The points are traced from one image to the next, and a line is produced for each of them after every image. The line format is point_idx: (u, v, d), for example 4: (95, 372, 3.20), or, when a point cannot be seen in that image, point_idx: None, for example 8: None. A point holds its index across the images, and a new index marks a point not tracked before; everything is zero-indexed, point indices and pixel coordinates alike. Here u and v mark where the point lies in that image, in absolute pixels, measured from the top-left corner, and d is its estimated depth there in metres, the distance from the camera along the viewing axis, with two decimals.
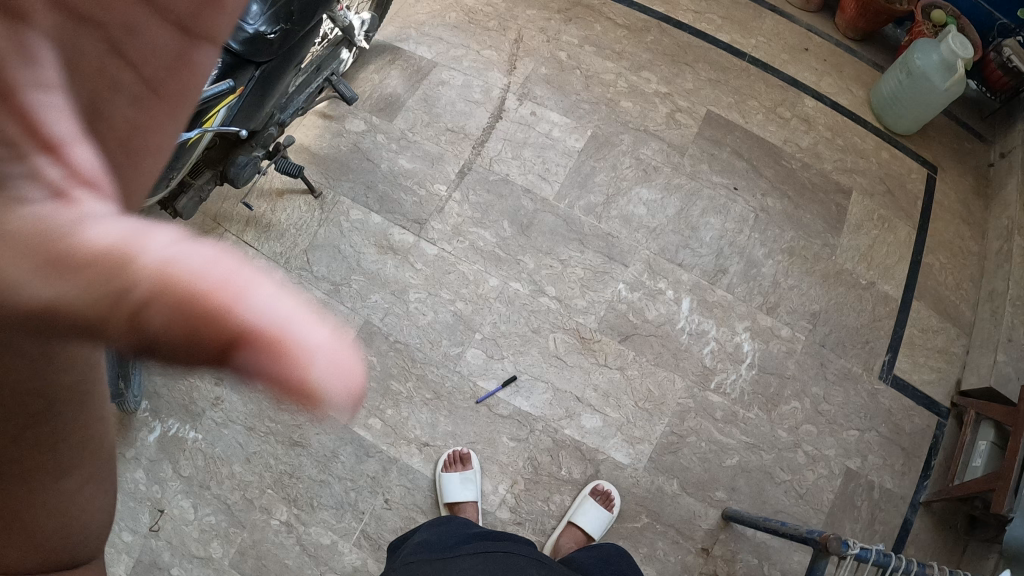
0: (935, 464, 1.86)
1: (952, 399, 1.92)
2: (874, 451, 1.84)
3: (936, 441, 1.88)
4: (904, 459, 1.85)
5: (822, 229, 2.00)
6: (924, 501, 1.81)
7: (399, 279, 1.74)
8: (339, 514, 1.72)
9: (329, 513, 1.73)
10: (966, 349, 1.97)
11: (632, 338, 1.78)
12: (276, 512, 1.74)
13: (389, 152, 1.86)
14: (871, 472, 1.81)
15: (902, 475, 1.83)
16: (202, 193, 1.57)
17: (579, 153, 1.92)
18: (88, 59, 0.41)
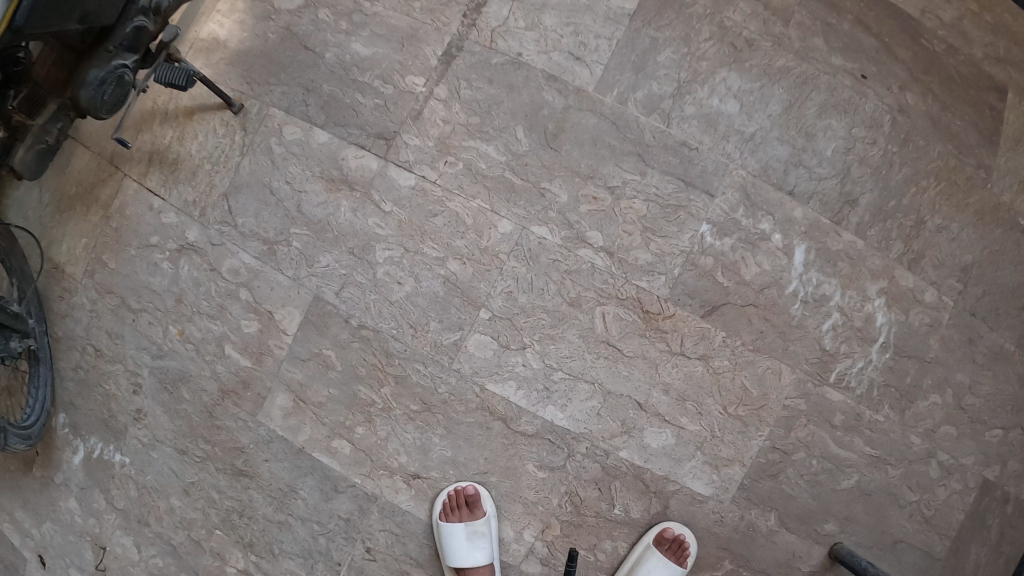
0: None
1: None
2: (1017, 455, 1.28)
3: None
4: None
5: (976, 142, 1.34)
6: None
7: (363, 232, 1.13)
8: (308, 565, 1.20)
9: (295, 562, 1.20)
10: None
11: (722, 310, 1.15)
12: (231, 557, 1.23)
13: (333, 32, 1.15)
14: (1009, 482, 1.28)
15: None
16: (49, 137, 1.10)
17: (633, 18, 1.12)
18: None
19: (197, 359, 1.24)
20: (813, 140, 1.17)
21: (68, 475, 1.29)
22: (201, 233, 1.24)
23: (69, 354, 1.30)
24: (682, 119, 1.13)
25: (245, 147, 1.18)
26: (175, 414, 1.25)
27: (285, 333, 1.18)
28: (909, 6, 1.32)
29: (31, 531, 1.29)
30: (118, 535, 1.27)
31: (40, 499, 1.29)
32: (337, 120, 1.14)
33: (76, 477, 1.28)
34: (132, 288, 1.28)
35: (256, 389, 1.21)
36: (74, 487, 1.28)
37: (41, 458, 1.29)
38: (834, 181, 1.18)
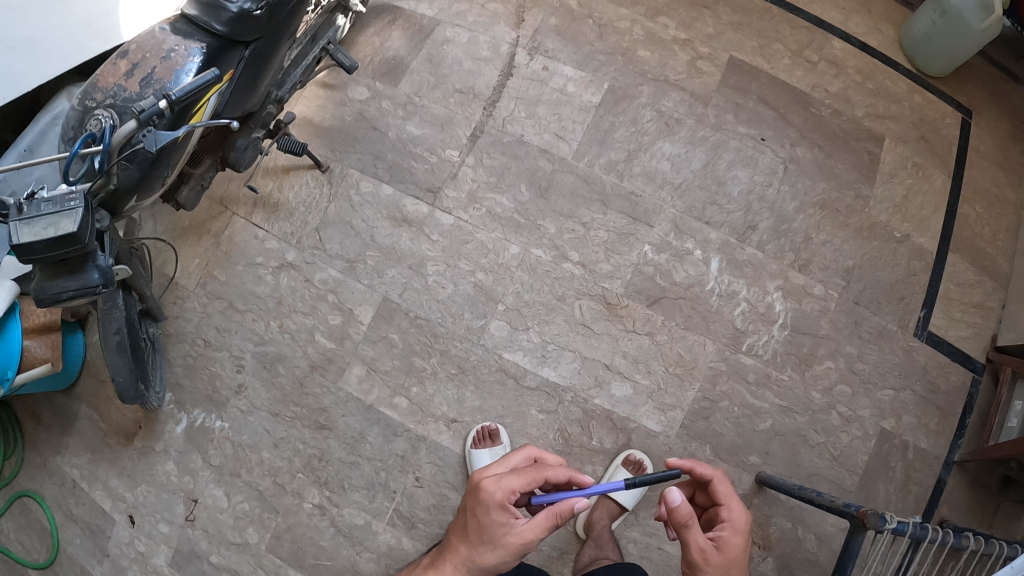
0: (970, 423, 1.79)
1: (987, 355, 1.85)
2: (909, 411, 1.78)
3: (972, 398, 1.81)
4: (940, 418, 1.79)
5: (855, 179, 1.90)
6: (958, 460, 1.76)
7: (415, 253, 1.72)
8: (371, 494, 1.68)
9: (361, 493, 1.68)
10: (1003, 303, 1.89)
11: (660, 302, 1.71)
12: (308, 495, 1.69)
13: (396, 118, 1.79)
14: (905, 432, 1.77)
15: (937, 435, 1.78)
16: (203, 181, 1.61)
17: (597, 108, 1.79)
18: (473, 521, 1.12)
19: (293, 343, 1.75)
20: (718, 187, 1.79)
21: (168, 444, 1.76)
22: (298, 256, 1.77)
23: (178, 346, 1.80)
24: (631, 176, 1.77)
25: (333, 196, 1.76)
26: (271, 386, 1.75)
27: (361, 322, 1.72)
28: (802, 85, 1.89)
29: (124, 496, 1.75)
30: (210, 488, 1.72)
31: (138, 466, 1.76)
32: (399, 179, 1.75)
33: (175, 444, 1.76)
34: (238, 295, 1.80)
35: (338, 363, 1.73)
36: (173, 453, 1.75)
37: (142, 432, 1.78)
38: (739, 213, 1.79)
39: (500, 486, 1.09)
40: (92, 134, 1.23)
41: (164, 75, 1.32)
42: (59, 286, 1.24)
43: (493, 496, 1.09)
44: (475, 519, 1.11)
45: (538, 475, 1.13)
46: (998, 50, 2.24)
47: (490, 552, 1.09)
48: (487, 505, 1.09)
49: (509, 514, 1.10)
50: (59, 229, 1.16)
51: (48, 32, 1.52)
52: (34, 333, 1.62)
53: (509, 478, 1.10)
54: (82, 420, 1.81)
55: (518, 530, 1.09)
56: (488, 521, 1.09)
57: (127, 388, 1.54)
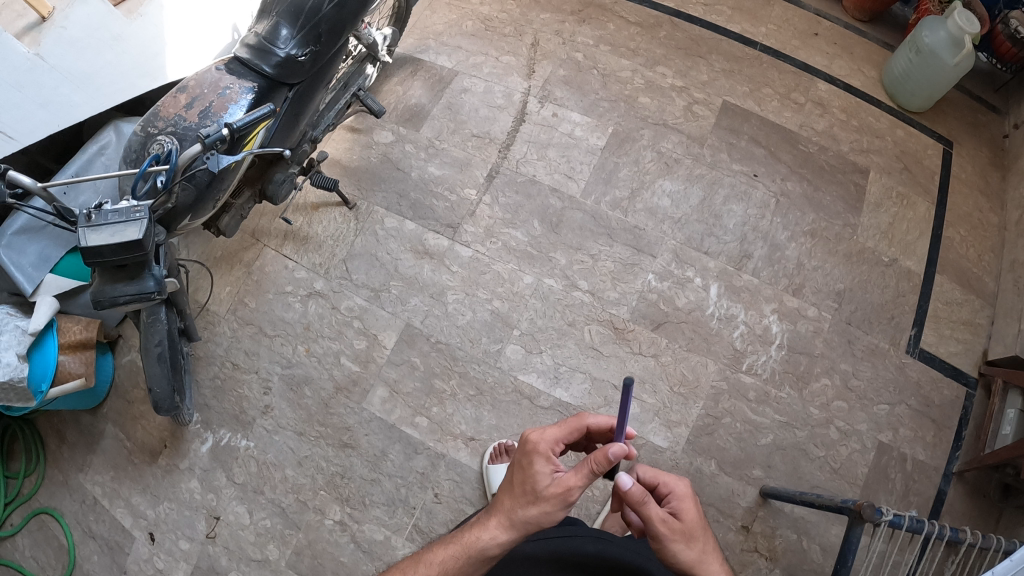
0: (966, 435, 1.88)
1: (979, 369, 1.95)
2: (905, 424, 1.88)
3: (967, 411, 1.90)
4: (935, 431, 1.88)
5: (842, 210, 2.06)
6: (957, 471, 1.83)
7: (437, 283, 1.88)
8: (391, 510, 1.74)
9: (381, 510, 1.75)
10: (992, 319, 2.00)
11: (664, 325, 1.85)
12: (330, 511, 1.76)
13: (418, 160, 2.01)
14: (903, 445, 1.86)
15: (934, 446, 1.86)
16: (242, 211, 1.79)
17: (602, 150, 2.02)
18: (514, 478, 1.07)
19: (319, 366, 1.87)
20: (716, 221, 1.97)
21: (193, 462, 1.84)
22: (326, 286, 1.92)
23: (207, 368, 1.90)
24: (635, 212, 1.96)
25: (359, 230, 1.95)
26: (299, 407, 1.85)
27: (385, 347, 1.85)
28: (790, 125, 2.13)
29: (146, 513, 1.81)
30: (234, 504, 1.79)
31: (162, 483, 1.83)
32: (422, 216, 1.95)
33: (201, 462, 1.84)
34: (268, 320, 1.92)
35: (363, 386, 1.84)
36: (198, 471, 1.83)
37: (168, 451, 1.86)
38: (735, 243, 1.95)
39: (543, 436, 1.06)
40: (157, 157, 1.47)
41: (219, 108, 1.58)
42: (119, 289, 1.47)
43: (538, 446, 1.05)
44: (520, 471, 1.05)
45: (579, 427, 1.13)
46: (975, 86, 2.42)
47: (532, 506, 1.03)
48: (532, 453, 1.05)
49: (553, 464, 1.05)
50: (125, 236, 1.38)
51: (103, 68, 1.91)
52: (71, 349, 1.79)
53: (549, 429, 1.08)
54: (108, 438, 1.90)
55: (560, 480, 1.04)
56: (531, 473, 1.04)
57: (163, 399, 1.65)
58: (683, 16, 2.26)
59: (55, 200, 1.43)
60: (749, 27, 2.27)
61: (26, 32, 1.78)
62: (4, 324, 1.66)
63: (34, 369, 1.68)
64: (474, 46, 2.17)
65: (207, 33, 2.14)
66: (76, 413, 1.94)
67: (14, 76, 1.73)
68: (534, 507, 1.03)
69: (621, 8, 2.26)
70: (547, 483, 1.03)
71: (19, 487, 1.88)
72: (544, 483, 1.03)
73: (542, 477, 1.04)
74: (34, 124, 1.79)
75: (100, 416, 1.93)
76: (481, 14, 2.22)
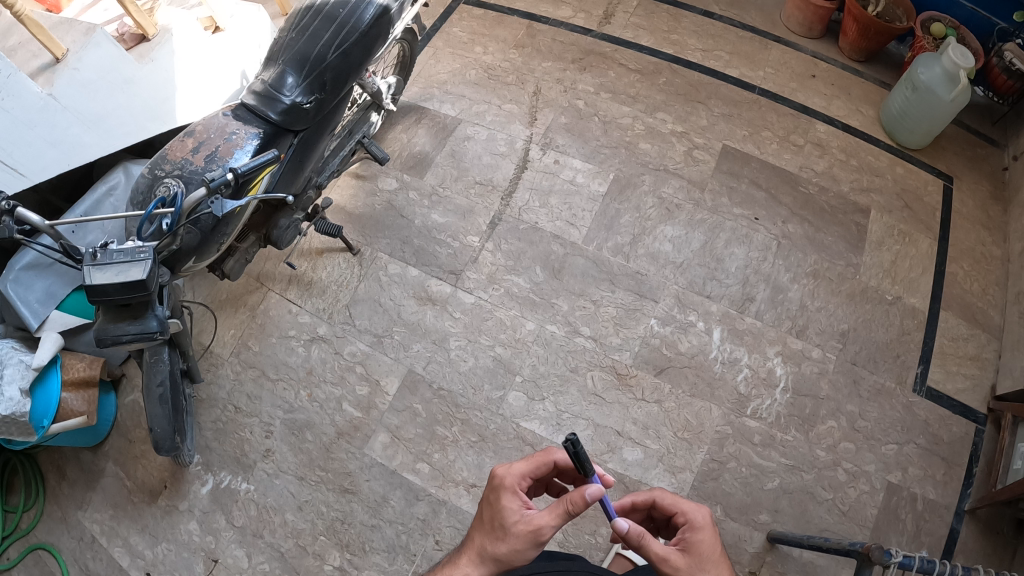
0: (977, 470, 1.81)
1: (988, 404, 1.89)
2: (914, 463, 1.81)
3: (977, 447, 1.84)
4: (946, 468, 1.81)
5: (844, 250, 2.07)
6: (969, 508, 1.75)
7: (439, 329, 1.91)
8: (391, 557, 1.67)
9: (381, 556, 1.67)
10: (999, 353, 1.96)
11: (667, 370, 1.85)
12: (330, 556, 1.68)
13: (422, 207, 2.11)
14: (913, 484, 1.78)
15: (944, 484, 1.79)
16: (247, 254, 1.79)
17: (603, 197, 2.11)
18: (485, 515, 1.07)
19: (321, 411, 1.84)
20: (716, 268, 2.01)
21: (193, 503, 1.78)
22: (329, 331, 1.94)
23: (209, 411, 1.87)
24: (637, 257, 2.02)
25: (362, 276, 1.99)
26: (300, 450, 1.81)
27: (387, 393, 1.84)
28: (790, 166, 2.21)
29: (144, 552, 1.74)
30: (233, 548, 1.72)
31: (161, 524, 1.77)
32: (425, 262, 2.01)
33: (200, 504, 1.78)
34: (271, 364, 1.91)
35: (364, 431, 1.81)
36: (197, 512, 1.77)
37: (168, 491, 1.80)
38: (737, 286, 1.99)
39: (509, 470, 1.08)
40: (163, 199, 1.44)
41: (225, 153, 1.58)
42: (121, 329, 1.42)
43: (504, 480, 1.07)
44: (489, 506, 1.06)
45: (547, 459, 1.12)
46: (972, 120, 2.44)
47: (502, 542, 1.02)
48: (500, 487, 1.07)
49: (521, 500, 1.06)
50: (129, 276, 1.33)
51: (115, 111, 1.92)
52: (73, 386, 1.75)
53: (516, 464, 1.10)
54: (109, 476, 1.85)
55: (530, 517, 1.03)
56: (500, 508, 1.05)
57: (163, 439, 1.58)
58: (681, 63, 2.42)
59: (61, 238, 1.36)
60: (747, 70, 2.41)
61: (40, 73, 1.76)
62: (6, 358, 1.64)
63: (35, 406, 1.64)
64: (478, 95, 2.34)
65: (217, 80, 2.22)
66: (77, 451, 1.89)
67: (26, 115, 1.71)
68: (503, 544, 1.02)
69: (621, 56, 2.44)
70: (516, 519, 1.03)
71: (17, 522, 1.80)
72: (511, 520, 1.03)
73: (510, 512, 1.04)
74: (45, 163, 1.80)
75: (101, 453, 1.89)
76: (485, 64, 2.42)
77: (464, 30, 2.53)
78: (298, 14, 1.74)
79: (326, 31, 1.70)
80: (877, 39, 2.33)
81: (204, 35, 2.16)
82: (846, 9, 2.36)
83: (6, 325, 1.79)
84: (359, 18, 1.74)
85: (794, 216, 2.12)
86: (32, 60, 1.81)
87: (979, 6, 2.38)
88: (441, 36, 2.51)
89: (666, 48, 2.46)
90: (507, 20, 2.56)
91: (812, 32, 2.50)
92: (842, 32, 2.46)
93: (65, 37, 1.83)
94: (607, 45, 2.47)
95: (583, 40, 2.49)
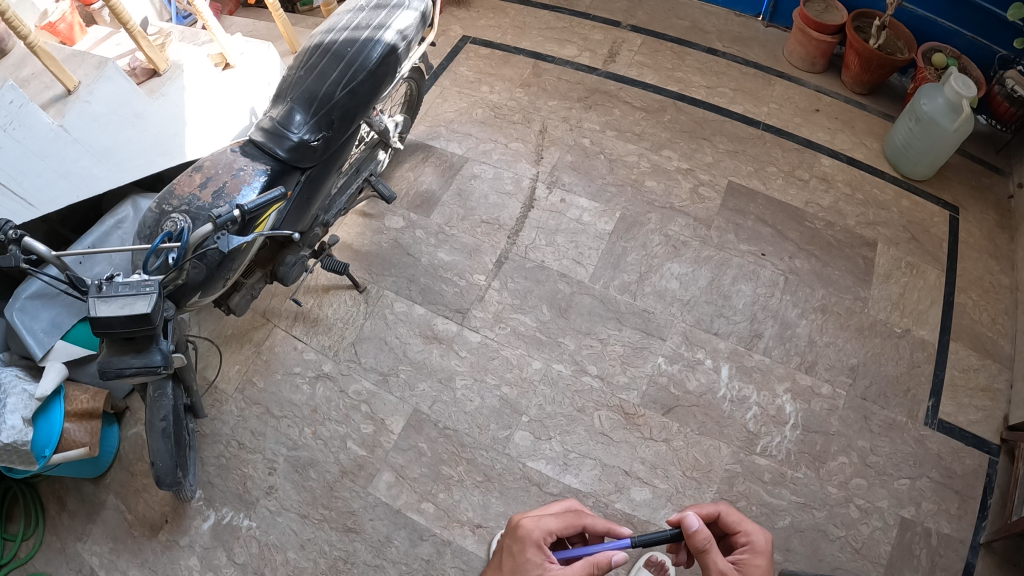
0: (991, 503, 1.74)
1: (1000, 435, 1.85)
2: (928, 498, 1.75)
3: (991, 479, 1.78)
4: (960, 502, 1.75)
5: (851, 284, 2.07)
6: (984, 541, 1.69)
7: (445, 367, 1.90)
8: None
9: None
10: (1011, 384, 1.92)
11: (675, 410, 1.83)
12: None
13: (428, 246, 2.12)
14: (926, 519, 1.72)
15: (959, 518, 1.73)
16: (254, 290, 1.77)
17: (610, 235, 2.12)
18: (504, 565, 1.08)
19: (325, 449, 1.82)
20: (721, 305, 2.00)
21: (194, 539, 1.74)
22: (335, 369, 1.94)
23: (213, 446, 1.85)
24: (644, 295, 2.02)
25: (368, 313, 2.00)
26: (303, 486, 1.77)
27: (392, 431, 1.82)
28: (795, 203, 2.22)
29: None
30: None
31: (161, 559, 1.72)
32: (431, 299, 2.02)
33: (201, 540, 1.73)
34: (275, 401, 1.90)
35: (368, 470, 1.78)
36: (198, 548, 1.73)
37: (169, 526, 1.77)
38: (745, 323, 1.98)
39: (539, 525, 1.10)
40: (170, 234, 1.42)
41: (233, 189, 1.57)
42: (125, 362, 1.38)
43: (530, 533, 1.09)
44: (511, 556, 1.08)
45: (577, 522, 1.13)
46: (976, 147, 2.44)
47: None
48: (525, 539, 1.08)
49: (546, 555, 1.07)
50: (134, 309, 1.29)
51: (125, 143, 1.92)
52: (76, 418, 1.73)
53: (546, 518, 1.12)
54: (109, 509, 1.82)
55: (552, 574, 1.03)
56: (523, 560, 1.06)
57: (165, 474, 1.55)
58: (686, 100, 2.45)
59: (67, 269, 1.33)
60: (751, 107, 2.43)
61: (52, 105, 1.82)
62: (10, 388, 1.62)
63: (37, 436, 1.62)
64: (484, 133, 2.37)
65: (228, 117, 2.22)
66: (78, 482, 1.86)
67: (37, 146, 1.72)
68: None
69: (627, 94, 2.47)
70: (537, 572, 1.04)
71: (15, 551, 1.77)
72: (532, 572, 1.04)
73: (530, 564, 1.05)
74: (54, 194, 1.78)
75: (102, 486, 1.85)
76: (491, 103, 2.45)
77: (471, 69, 2.57)
78: (306, 52, 1.76)
79: (333, 70, 1.72)
80: (880, 72, 2.35)
81: (214, 70, 2.21)
82: (848, 43, 2.38)
83: (12, 354, 1.79)
84: (366, 57, 1.76)
85: (800, 249, 2.12)
86: (45, 92, 1.86)
87: (980, 34, 2.37)
88: (448, 75, 2.56)
89: (671, 85, 2.49)
90: (513, 58, 2.60)
91: (814, 66, 2.53)
92: (844, 66, 2.48)
93: (78, 71, 1.90)
94: (612, 83, 2.50)
95: (588, 78, 2.52)
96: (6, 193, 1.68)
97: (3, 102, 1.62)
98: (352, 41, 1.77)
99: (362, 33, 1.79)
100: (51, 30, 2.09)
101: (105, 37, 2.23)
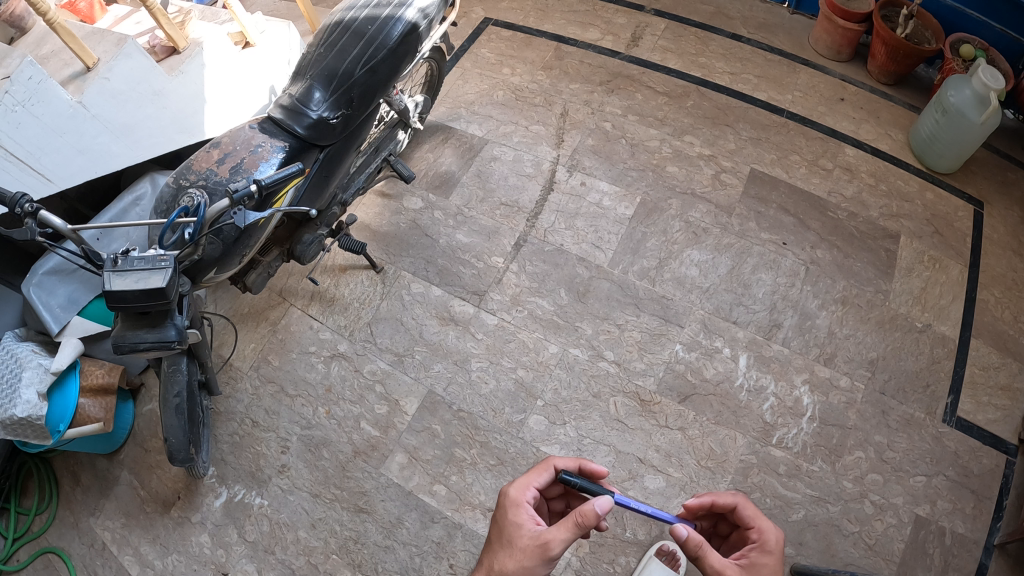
0: (1008, 505, 1.71)
1: (1020, 436, 1.81)
2: (943, 496, 1.72)
3: (1008, 481, 1.75)
4: (975, 501, 1.72)
5: (873, 276, 2.03)
6: (999, 543, 1.66)
7: (461, 350, 1.90)
8: None
9: None
10: None
11: (692, 398, 1.81)
12: None
13: (446, 227, 2.11)
14: (941, 518, 1.69)
15: (974, 518, 1.70)
16: (270, 268, 1.77)
17: (630, 220, 2.10)
18: (495, 534, 1.12)
19: (338, 429, 1.82)
20: (739, 294, 1.98)
21: (205, 516, 1.75)
22: (350, 348, 1.94)
23: (226, 424, 1.85)
24: (662, 280, 2.00)
25: (385, 294, 2.00)
26: (316, 466, 1.77)
27: (405, 412, 1.82)
28: (818, 192, 2.18)
29: (155, 563, 1.71)
30: (243, 563, 1.68)
31: (173, 535, 1.74)
32: (448, 282, 2.01)
33: (213, 517, 1.74)
34: (290, 380, 1.90)
35: (381, 451, 1.78)
36: (209, 525, 1.73)
37: (181, 502, 1.78)
38: (764, 311, 1.95)
39: (513, 485, 1.17)
40: (187, 208, 1.42)
41: (250, 165, 1.56)
42: (139, 336, 1.38)
43: (509, 495, 1.15)
44: (497, 524, 1.13)
45: (548, 467, 1.20)
46: (1003, 142, 2.38)
47: (511, 558, 1.06)
48: (507, 503, 1.15)
49: (527, 513, 1.13)
50: (149, 283, 1.29)
51: (143, 120, 1.93)
52: (91, 393, 1.74)
53: (520, 478, 1.19)
54: (122, 485, 1.83)
55: (536, 532, 1.09)
56: (506, 522, 1.12)
57: (178, 450, 1.56)
58: (709, 86, 2.42)
59: (83, 243, 1.32)
60: (775, 94, 2.39)
61: (71, 81, 1.80)
62: (27, 361, 1.64)
63: (52, 410, 1.63)
64: (505, 115, 2.35)
65: (246, 96, 2.25)
66: (93, 458, 1.88)
67: (55, 122, 1.71)
68: (513, 554, 1.06)
69: (650, 78, 2.44)
70: (526, 528, 1.10)
71: (28, 525, 1.79)
72: (518, 524, 1.11)
73: (518, 520, 1.11)
74: (72, 170, 1.80)
75: (117, 461, 1.87)
76: (512, 86, 2.43)
77: (492, 51, 2.55)
78: (327, 30, 1.75)
79: (353, 47, 1.71)
80: (906, 62, 2.30)
81: (234, 49, 2.19)
82: (875, 32, 2.33)
83: (29, 329, 1.80)
84: (387, 35, 1.74)
85: (820, 239, 2.09)
86: (65, 69, 1.85)
87: (1010, 27, 2.31)
88: (469, 56, 2.54)
89: (695, 71, 2.46)
90: (535, 41, 2.57)
91: (840, 54, 2.48)
92: (871, 55, 2.43)
93: (97, 48, 1.88)
94: (635, 67, 2.47)
95: (611, 62, 2.49)
96: (25, 170, 1.68)
97: (23, 79, 1.60)
98: (372, 18, 1.76)
99: (382, 11, 1.77)
100: (71, 9, 2.10)
101: (125, 15, 2.23)
